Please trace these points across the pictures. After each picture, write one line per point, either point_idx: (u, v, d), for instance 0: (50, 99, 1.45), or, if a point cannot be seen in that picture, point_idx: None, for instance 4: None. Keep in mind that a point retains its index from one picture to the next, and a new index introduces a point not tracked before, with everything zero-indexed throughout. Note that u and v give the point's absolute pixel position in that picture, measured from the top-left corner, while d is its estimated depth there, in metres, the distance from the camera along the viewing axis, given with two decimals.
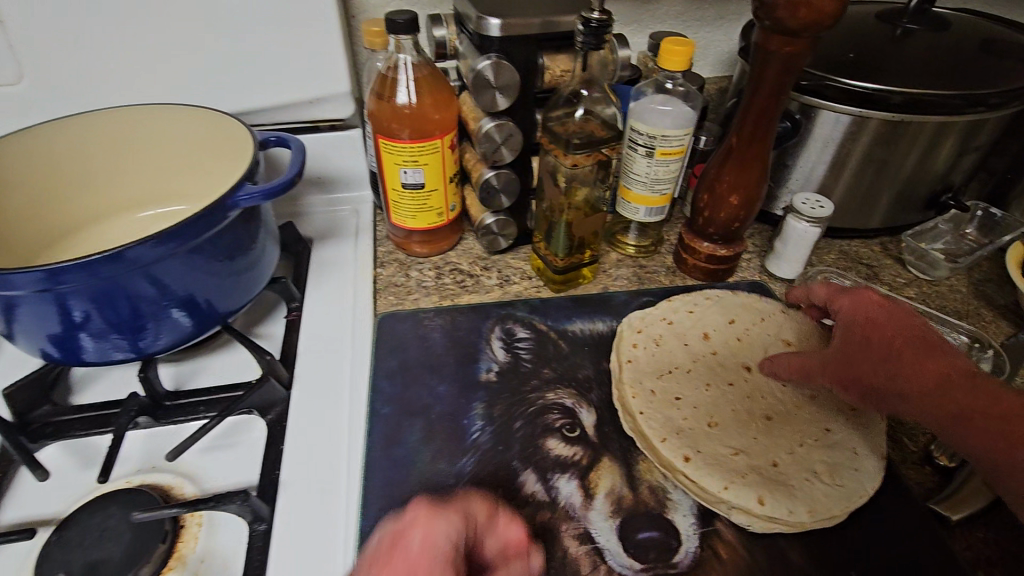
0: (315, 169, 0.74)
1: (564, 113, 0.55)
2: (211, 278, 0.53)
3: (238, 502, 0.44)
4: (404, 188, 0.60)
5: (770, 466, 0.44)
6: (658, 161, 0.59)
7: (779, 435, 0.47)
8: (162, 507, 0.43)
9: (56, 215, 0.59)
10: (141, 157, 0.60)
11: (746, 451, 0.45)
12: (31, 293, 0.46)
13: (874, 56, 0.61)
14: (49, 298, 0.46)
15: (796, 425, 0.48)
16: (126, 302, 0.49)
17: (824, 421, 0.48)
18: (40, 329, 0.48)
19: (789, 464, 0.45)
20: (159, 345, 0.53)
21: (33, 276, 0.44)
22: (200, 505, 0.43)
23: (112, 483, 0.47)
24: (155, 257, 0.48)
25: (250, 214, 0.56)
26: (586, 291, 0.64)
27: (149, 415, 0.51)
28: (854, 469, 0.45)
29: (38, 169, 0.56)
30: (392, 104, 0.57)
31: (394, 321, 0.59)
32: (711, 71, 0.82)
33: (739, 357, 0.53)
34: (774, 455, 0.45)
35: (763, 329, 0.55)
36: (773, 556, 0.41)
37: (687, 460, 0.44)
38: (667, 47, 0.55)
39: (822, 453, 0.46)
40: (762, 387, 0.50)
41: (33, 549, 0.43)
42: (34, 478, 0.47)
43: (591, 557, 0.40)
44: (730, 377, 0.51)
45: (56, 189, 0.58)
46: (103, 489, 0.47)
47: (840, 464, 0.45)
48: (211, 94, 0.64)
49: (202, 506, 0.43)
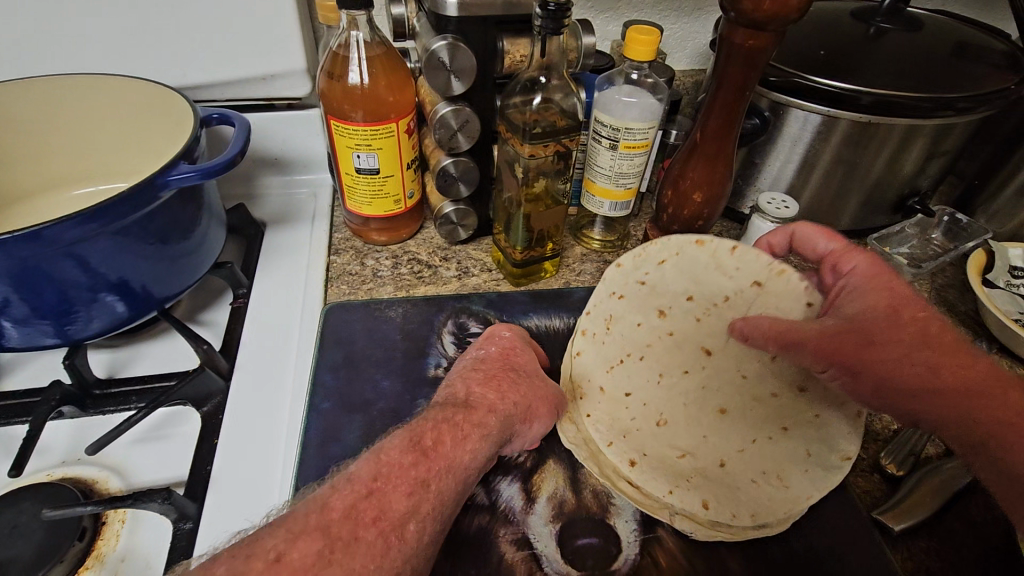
0: (272, 150, 0.71)
1: (522, 100, 0.52)
2: (146, 260, 0.51)
3: (159, 500, 0.41)
4: (359, 173, 0.58)
5: (714, 467, 0.45)
6: (623, 155, 0.57)
7: (730, 431, 0.47)
8: (77, 505, 0.41)
9: None
10: (77, 131, 0.57)
11: (692, 452, 0.46)
12: None
13: (845, 54, 0.59)
14: None
15: (752, 416, 0.47)
16: (49, 286, 0.46)
17: (783, 419, 0.47)
18: None
19: (736, 464, 0.45)
20: (90, 331, 0.50)
21: None
22: (117, 503, 0.41)
23: (29, 477, 0.44)
24: (79, 238, 0.45)
25: (190, 194, 0.53)
26: (547, 285, 0.62)
27: (75, 405, 0.48)
28: (802, 471, 0.44)
29: None
30: (343, 83, 0.54)
31: (345, 311, 0.57)
32: (687, 64, 0.80)
33: (698, 338, 0.50)
34: (722, 455, 0.46)
35: (724, 306, 0.48)
36: (713, 565, 0.40)
37: (633, 464, 0.45)
38: (633, 36, 0.53)
39: (772, 453, 0.45)
40: (719, 372, 0.49)
41: None
42: None
43: (526, 564, 0.39)
44: (686, 364, 0.50)
45: None
46: (21, 482, 0.44)
47: (790, 464, 0.45)
48: (156, 66, 0.60)
49: (119, 504, 0.41)
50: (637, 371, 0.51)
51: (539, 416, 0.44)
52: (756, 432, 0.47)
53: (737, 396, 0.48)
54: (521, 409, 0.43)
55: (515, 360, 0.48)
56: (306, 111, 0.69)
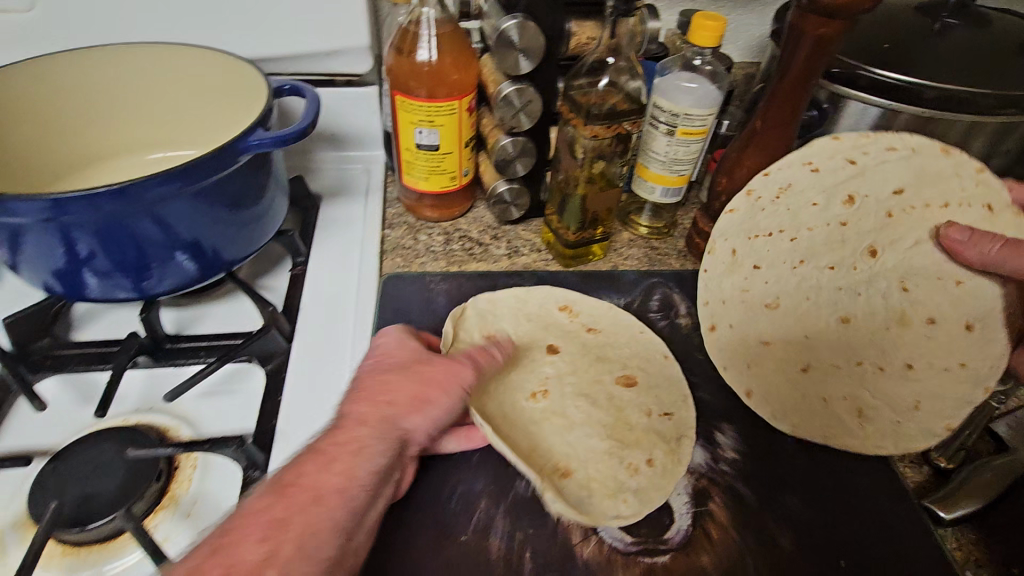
0: (329, 125, 0.72)
1: (586, 83, 0.53)
2: (218, 224, 0.53)
3: (234, 447, 0.44)
4: (419, 148, 0.59)
5: (799, 367, 0.54)
6: (679, 140, 0.58)
7: (849, 336, 0.54)
8: (157, 447, 0.43)
9: (63, 149, 0.58)
10: (153, 96, 0.59)
11: (778, 343, 0.55)
12: (36, 223, 0.45)
13: (909, 48, 0.59)
14: (54, 229, 0.46)
15: (858, 343, 0.53)
16: (131, 241, 0.49)
17: (905, 357, 0.51)
18: (44, 262, 0.48)
19: (816, 370, 0.53)
20: (163, 287, 0.53)
21: (38, 205, 0.43)
22: (196, 446, 0.43)
23: (110, 419, 0.47)
24: (162, 196, 0.47)
25: (261, 162, 0.55)
26: (595, 268, 0.63)
27: (149, 355, 0.51)
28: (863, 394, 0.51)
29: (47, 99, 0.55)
30: (411, 60, 0.55)
31: (401, 283, 0.59)
32: (740, 56, 0.80)
33: (871, 235, 0.54)
34: (807, 360, 0.54)
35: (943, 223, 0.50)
36: (763, 540, 0.41)
37: (711, 329, 0.55)
38: (699, 21, 0.53)
39: (878, 382, 0.51)
40: (877, 277, 0.53)
41: (28, 477, 0.43)
42: (31, 408, 0.47)
43: (581, 527, 0.40)
44: (841, 257, 0.55)
45: (65, 122, 0.57)
46: (100, 425, 0.47)
47: (870, 397, 0.51)
48: (227, 38, 0.62)
49: (197, 447, 0.43)
50: (777, 252, 0.56)
51: (440, 421, 0.41)
52: (862, 355, 0.53)
53: (870, 311, 0.54)
54: (430, 422, 0.40)
55: (439, 367, 0.44)
56: (364, 88, 0.70)
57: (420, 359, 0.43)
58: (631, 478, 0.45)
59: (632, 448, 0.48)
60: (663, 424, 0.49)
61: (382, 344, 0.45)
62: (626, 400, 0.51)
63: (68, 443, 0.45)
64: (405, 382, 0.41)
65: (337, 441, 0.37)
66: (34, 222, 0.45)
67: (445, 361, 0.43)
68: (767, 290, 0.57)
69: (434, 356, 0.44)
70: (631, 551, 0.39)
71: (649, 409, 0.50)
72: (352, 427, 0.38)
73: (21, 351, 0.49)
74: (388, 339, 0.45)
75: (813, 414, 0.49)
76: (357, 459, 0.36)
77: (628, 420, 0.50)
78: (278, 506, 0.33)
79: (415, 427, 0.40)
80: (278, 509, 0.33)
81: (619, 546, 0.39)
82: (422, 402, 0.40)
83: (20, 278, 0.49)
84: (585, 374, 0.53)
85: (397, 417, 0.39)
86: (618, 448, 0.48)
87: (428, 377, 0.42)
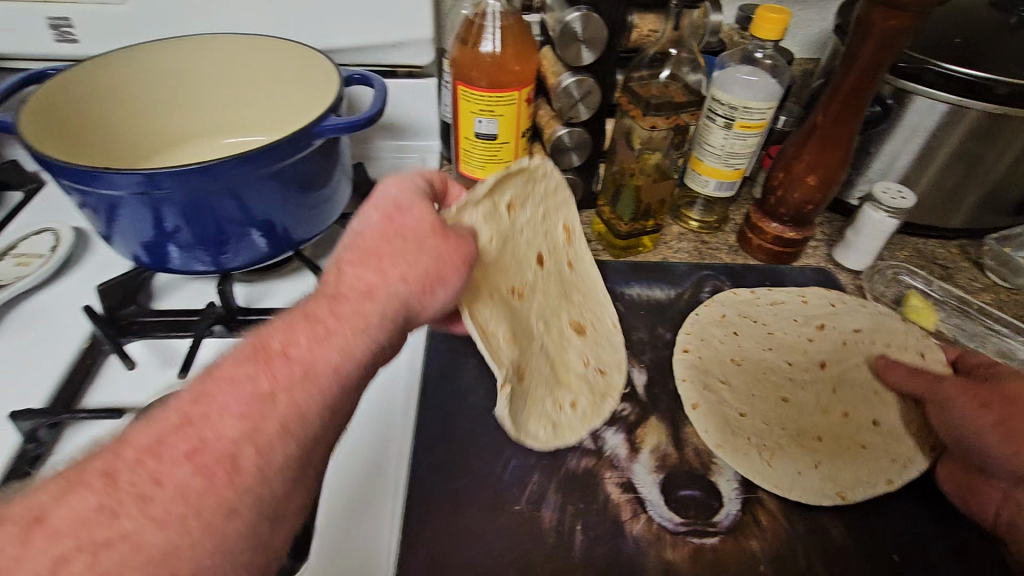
0: (389, 115, 0.75)
1: (646, 75, 0.54)
2: (289, 205, 0.56)
3: None
4: (477, 137, 0.61)
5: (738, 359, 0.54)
6: (736, 134, 0.58)
7: (785, 348, 0.55)
8: None
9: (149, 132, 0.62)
10: (231, 84, 0.63)
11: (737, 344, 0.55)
12: (130, 196, 0.49)
13: (983, 42, 0.57)
14: (145, 203, 0.49)
15: (798, 355, 0.54)
16: (211, 217, 0.52)
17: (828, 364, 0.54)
18: (135, 234, 0.52)
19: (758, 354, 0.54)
20: (238, 262, 0.57)
21: (133, 179, 0.47)
22: None
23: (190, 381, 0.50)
24: (242, 175, 0.50)
25: (330, 148, 0.58)
26: (645, 259, 0.64)
27: (224, 325, 0.54)
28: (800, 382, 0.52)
29: (139, 84, 0.59)
30: (475, 51, 0.57)
31: None
32: (798, 52, 0.79)
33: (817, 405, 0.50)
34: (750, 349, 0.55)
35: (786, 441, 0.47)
36: (814, 530, 0.41)
37: (687, 350, 0.52)
38: (764, 14, 0.53)
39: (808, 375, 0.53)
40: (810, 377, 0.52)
41: (117, 428, 0.47)
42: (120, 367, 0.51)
43: (631, 505, 0.41)
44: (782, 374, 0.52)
45: (153, 107, 0.61)
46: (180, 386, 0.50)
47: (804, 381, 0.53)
48: (300, 30, 0.65)
49: None
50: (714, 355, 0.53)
51: (442, 286, 0.35)
52: (793, 356, 0.54)
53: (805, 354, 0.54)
54: (420, 280, 0.34)
55: (401, 224, 0.35)
56: (424, 80, 0.73)
57: (438, 229, 0.36)
58: (567, 415, 0.45)
59: (568, 386, 0.47)
60: (592, 372, 0.49)
61: (404, 202, 0.37)
62: (566, 336, 0.50)
63: (150, 400, 0.48)
64: (413, 265, 0.34)
65: (339, 300, 0.33)
66: (129, 196, 0.48)
67: (460, 238, 0.37)
68: (732, 349, 0.54)
69: (449, 231, 0.37)
70: (680, 531, 0.40)
71: (576, 349, 0.50)
72: (360, 283, 0.33)
73: (111, 315, 0.53)
74: (407, 195, 0.37)
75: (807, 456, 0.46)
76: (357, 328, 0.32)
77: (564, 360, 0.49)
78: (271, 375, 0.28)
79: (412, 302, 0.34)
80: (267, 375, 0.28)
81: (668, 525, 0.40)
82: (432, 281, 0.35)
83: (113, 248, 0.54)
84: (544, 289, 0.49)
85: (402, 288, 0.34)
86: (563, 383, 0.47)
87: (442, 254, 0.35)
